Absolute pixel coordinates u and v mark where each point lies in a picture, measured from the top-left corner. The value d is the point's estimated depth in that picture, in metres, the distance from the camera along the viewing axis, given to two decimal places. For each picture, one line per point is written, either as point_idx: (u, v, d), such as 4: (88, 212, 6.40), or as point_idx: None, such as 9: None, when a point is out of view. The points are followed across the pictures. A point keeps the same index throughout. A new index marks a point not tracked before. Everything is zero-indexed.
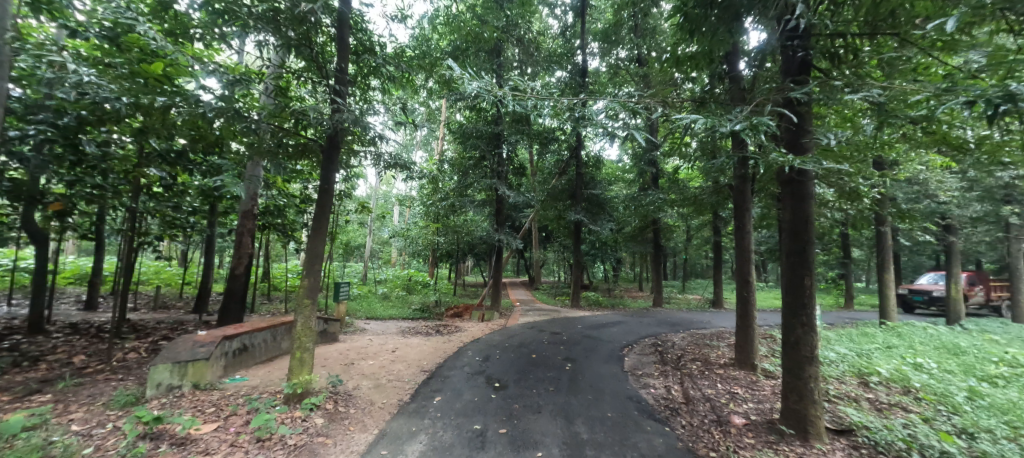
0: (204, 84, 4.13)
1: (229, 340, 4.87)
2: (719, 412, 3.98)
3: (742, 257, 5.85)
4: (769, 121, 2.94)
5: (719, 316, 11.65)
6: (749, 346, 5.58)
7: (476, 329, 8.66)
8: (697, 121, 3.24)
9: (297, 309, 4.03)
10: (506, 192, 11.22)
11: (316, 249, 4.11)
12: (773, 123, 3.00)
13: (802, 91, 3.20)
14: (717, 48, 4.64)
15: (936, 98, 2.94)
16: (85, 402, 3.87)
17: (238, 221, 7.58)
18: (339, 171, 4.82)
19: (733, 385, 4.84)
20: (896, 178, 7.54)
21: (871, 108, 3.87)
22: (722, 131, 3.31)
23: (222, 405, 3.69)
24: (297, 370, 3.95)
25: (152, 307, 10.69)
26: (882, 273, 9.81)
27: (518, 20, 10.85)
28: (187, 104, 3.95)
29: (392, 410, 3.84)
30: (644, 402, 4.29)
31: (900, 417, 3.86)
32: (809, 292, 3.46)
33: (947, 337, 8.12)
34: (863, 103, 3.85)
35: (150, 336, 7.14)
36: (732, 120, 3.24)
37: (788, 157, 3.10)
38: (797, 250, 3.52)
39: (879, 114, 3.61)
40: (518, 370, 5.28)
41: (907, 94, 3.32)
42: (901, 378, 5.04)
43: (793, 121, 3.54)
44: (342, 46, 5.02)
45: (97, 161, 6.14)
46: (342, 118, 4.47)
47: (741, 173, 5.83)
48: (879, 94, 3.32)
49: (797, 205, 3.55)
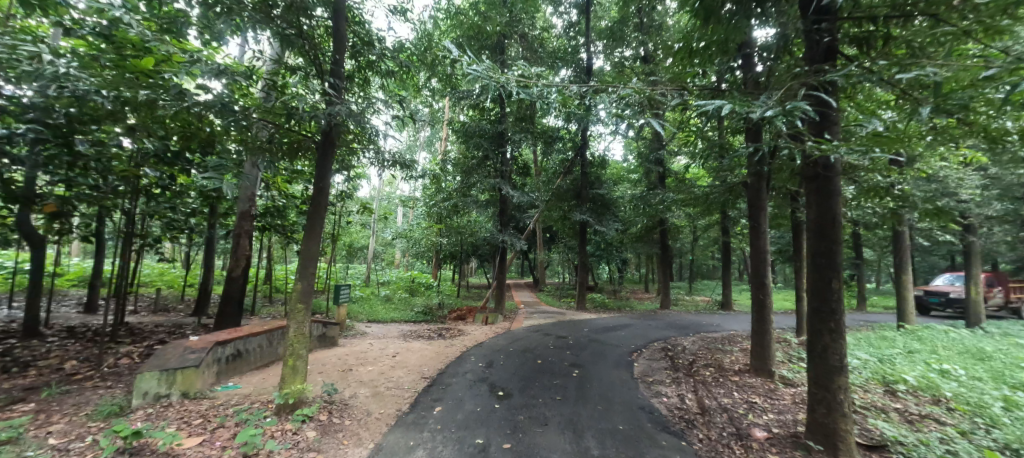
0: (203, 84, 3.99)
1: (222, 346, 4.69)
2: (739, 424, 3.73)
3: (757, 259, 5.53)
4: (808, 104, 2.63)
5: (729, 319, 11.32)
6: (765, 351, 5.31)
7: (480, 332, 8.44)
8: (724, 107, 2.97)
9: (290, 314, 3.81)
10: (510, 192, 10.98)
11: (311, 251, 3.91)
12: (811, 108, 2.70)
13: (840, 73, 2.92)
14: (733, 39, 4.37)
15: (1008, 71, 2.56)
16: (68, 412, 3.69)
17: (235, 222, 7.38)
18: (335, 170, 4.55)
19: (751, 394, 4.58)
20: (916, 174, 7.24)
21: (905, 97, 3.55)
22: (752, 117, 3.03)
23: (209, 417, 3.49)
24: (290, 379, 3.74)
25: (153, 310, 10.57)
26: (900, 275, 9.46)
27: (522, 16, 10.67)
28: (168, 94, 3.65)
29: (389, 422, 3.62)
30: (657, 412, 4.03)
31: (936, 431, 3.61)
32: (836, 296, 3.21)
33: (969, 341, 7.80)
34: (899, 90, 3.51)
35: (146, 340, 7.00)
36: (762, 105, 2.96)
37: (830, 144, 2.84)
38: (824, 250, 3.27)
39: (923, 102, 3.26)
40: (523, 377, 5.06)
41: (958, 75, 2.98)
42: (930, 387, 4.76)
43: (824, 109, 3.30)
44: (335, 40, 4.78)
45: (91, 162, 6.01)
46: (338, 112, 4.18)
47: (756, 170, 5.55)
48: (934, 73, 2.93)
49: (823, 202, 3.29)
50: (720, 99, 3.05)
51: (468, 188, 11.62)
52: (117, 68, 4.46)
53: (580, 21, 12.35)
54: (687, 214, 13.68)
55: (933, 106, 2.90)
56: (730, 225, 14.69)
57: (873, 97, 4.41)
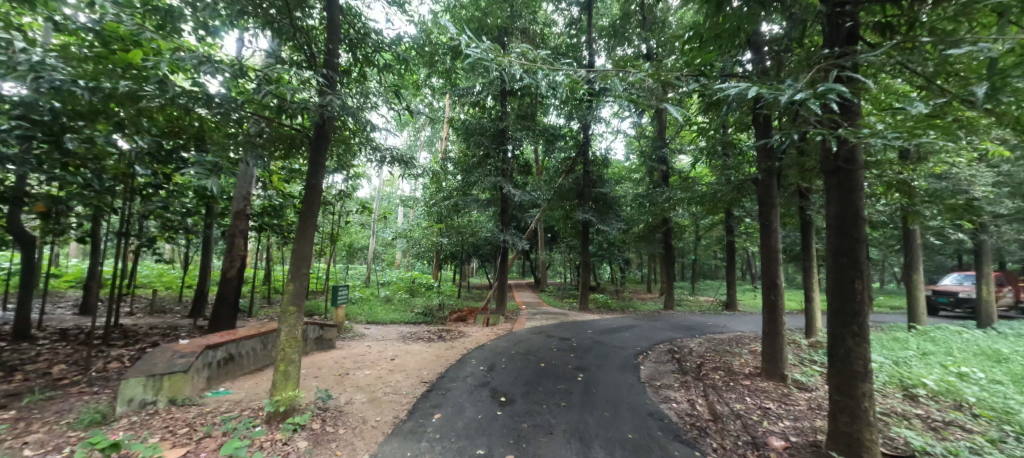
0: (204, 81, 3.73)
1: (213, 349, 4.52)
2: (754, 432, 3.54)
3: (768, 258, 5.33)
4: (845, 87, 2.41)
5: (734, 319, 11.12)
6: (778, 354, 5.11)
7: (481, 334, 8.25)
8: (749, 89, 2.75)
9: (281, 317, 3.62)
10: (511, 190, 10.72)
11: (303, 252, 3.72)
12: (847, 91, 2.46)
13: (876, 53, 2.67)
14: (744, 27, 4.17)
15: None
16: (49, 420, 3.52)
17: (230, 221, 7.20)
18: (329, 165, 4.30)
19: (764, 399, 4.39)
20: (929, 171, 7.04)
21: (938, 83, 3.25)
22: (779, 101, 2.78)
23: (196, 426, 3.31)
24: (281, 385, 3.56)
25: (149, 312, 10.40)
26: (912, 274, 9.24)
27: (523, 12, 10.48)
28: (149, 84, 3.34)
29: (385, 431, 3.43)
30: (667, 420, 3.84)
31: (963, 439, 3.41)
32: (860, 297, 3.02)
33: (985, 342, 7.59)
34: (933, 75, 3.20)
35: (138, 343, 6.83)
36: (791, 88, 2.70)
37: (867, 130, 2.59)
38: (846, 248, 3.08)
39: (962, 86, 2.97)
40: (526, 381, 4.87)
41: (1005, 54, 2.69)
42: (951, 391, 4.56)
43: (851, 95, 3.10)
44: (329, 30, 4.61)
45: (81, 160, 5.82)
46: (330, 102, 3.95)
47: (767, 166, 5.34)
48: (987, 48, 2.60)
49: (845, 198, 3.10)
50: (744, 83, 2.83)
51: (468, 187, 11.46)
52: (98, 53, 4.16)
53: (581, 18, 12.22)
54: (691, 213, 13.48)
55: (990, 84, 2.55)
56: (734, 224, 14.50)
57: (891, 89, 4.23)
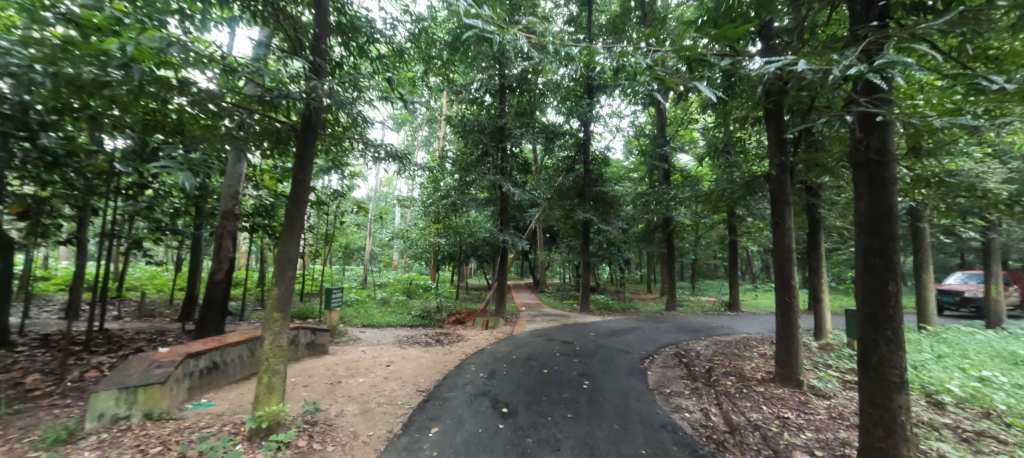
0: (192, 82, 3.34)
1: (194, 358, 4.23)
2: (775, 445, 3.29)
3: (780, 257, 5.08)
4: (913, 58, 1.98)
5: (739, 321, 10.88)
6: (793, 359, 4.87)
7: (480, 337, 7.97)
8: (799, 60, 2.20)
9: (264, 324, 3.34)
10: (511, 189, 10.44)
11: (288, 253, 3.45)
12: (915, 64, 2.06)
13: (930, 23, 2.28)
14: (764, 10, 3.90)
15: None
16: (11, 437, 3.23)
17: (218, 221, 6.89)
18: (317, 160, 3.94)
19: (781, 408, 4.14)
20: (944, 168, 6.81)
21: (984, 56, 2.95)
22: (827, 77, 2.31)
23: (170, 444, 3.04)
24: (265, 398, 3.28)
25: (137, 316, 10.06)
26: (922, 274, 9.02)
27: (522, 7, 10.24)
28: (110, 67, 2.92)
29: (378, 447, 3.16)
30: (681, 432, 3.58)
31: (1001, 453, 3.16)
32: (895, 301, 2.77)
33: (1000, 344, 7.37)
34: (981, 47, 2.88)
35: (122, 349, 6.53)
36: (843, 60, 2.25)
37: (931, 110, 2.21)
38: (879, 247, 2.82)
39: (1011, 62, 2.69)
40: (529, 389, 4.60)
41: None
42: (977, 398, 4.32)
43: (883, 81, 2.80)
44: (316, 13, 4.25)
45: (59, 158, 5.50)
46: (315, 88, 3.58)
47: (781, 161, 5.09)
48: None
49: (877, 193, 2.85)
50: (787, 56, 2.42)
51: (466, 186, 11.20)
52: (64, 26, 3.71)
53: (580, 15, 12.03)
54: (693, 212, 13.26)
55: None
56: (736, 223, 14.28)
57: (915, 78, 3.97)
